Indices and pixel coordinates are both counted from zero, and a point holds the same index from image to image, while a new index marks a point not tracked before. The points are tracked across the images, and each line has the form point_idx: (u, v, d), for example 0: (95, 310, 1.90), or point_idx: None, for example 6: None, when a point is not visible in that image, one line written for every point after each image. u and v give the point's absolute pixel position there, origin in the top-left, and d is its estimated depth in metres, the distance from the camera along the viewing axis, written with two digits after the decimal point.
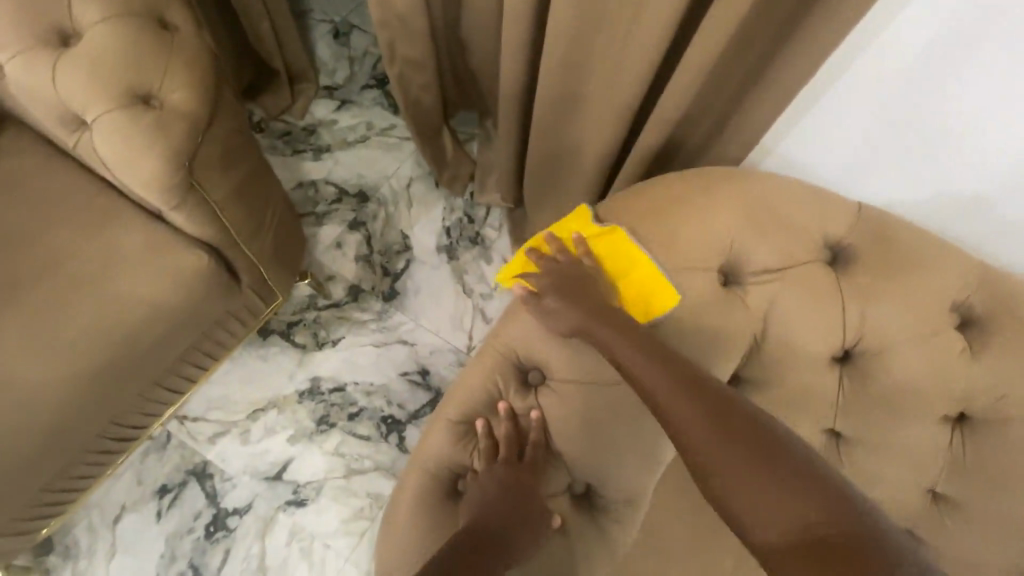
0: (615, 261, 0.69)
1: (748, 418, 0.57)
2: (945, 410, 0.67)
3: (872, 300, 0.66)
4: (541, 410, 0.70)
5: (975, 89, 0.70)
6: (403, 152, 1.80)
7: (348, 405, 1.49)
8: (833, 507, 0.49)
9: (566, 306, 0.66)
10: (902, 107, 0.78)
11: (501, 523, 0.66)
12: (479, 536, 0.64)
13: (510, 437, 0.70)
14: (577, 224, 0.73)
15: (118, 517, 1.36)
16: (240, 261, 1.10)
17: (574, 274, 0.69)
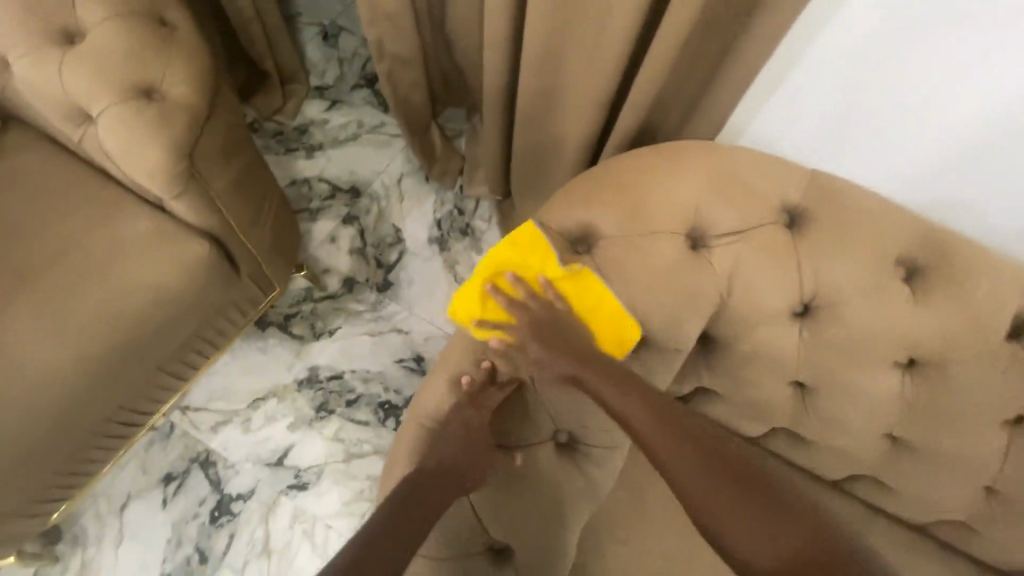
0: (585, 303, 0.73)
1: (722, 454, 0.67)
2: (895, 356, 0.73)
3: (826, 256, 0.72)
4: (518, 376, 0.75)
5: (920, 65, 0.78)
6: (393, 149, 1.85)
7: (346, 392, 1.54)
8: (803, 533, 0.62)
9: (550, 354, 0.71)
10: (852, 84, 0.85)
11: (455, 461, 0.70)
12: (434, 474, 0.69)
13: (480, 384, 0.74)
14: (537, 263, 0.73)
15: (124, 505, 1.40)
16: (239, 250, 1.15)
17: (547, 320, 0.73)
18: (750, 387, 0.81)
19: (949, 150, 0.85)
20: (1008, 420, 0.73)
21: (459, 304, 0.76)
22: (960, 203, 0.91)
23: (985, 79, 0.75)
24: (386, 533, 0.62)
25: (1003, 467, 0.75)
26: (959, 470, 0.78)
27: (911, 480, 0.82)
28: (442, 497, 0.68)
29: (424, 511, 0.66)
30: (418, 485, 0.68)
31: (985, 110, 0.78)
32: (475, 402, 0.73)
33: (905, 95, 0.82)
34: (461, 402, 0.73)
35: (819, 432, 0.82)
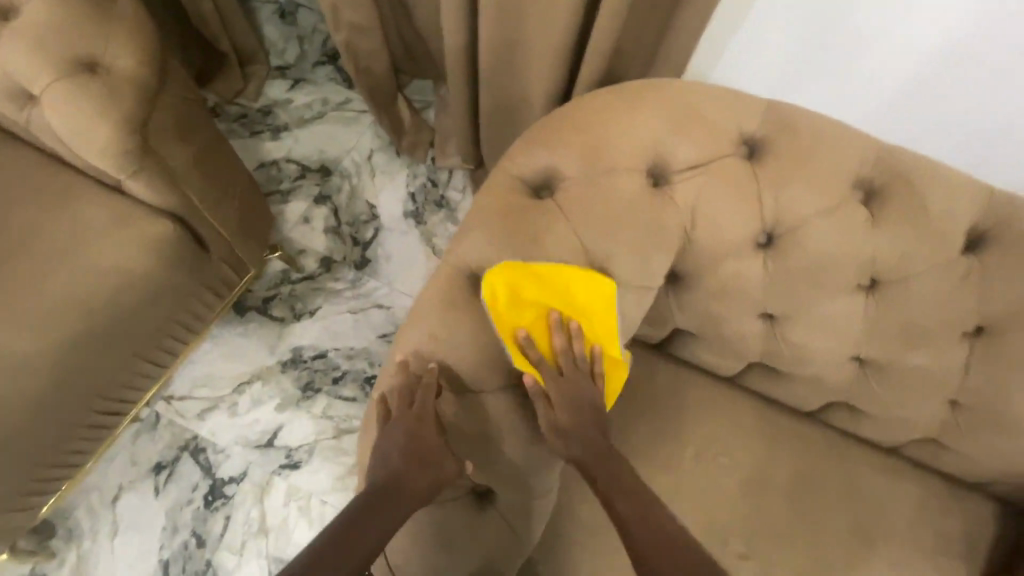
0: (612, 383, 0.74)
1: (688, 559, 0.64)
2: (857, 279, 0.75)
3: (785, 185, 0.73)
4: (440, 361, 0.71)
5: (917, 42, 0.81)
6: (362, 125, 1.82)
7: (331, 369, 1.54)
8: None
9: (571, 425, 0.69)
10: (816, 22, 0.85)
11: (421, 472, 0.66)
12: (399, 480, 0.66)
13: (409, 388, 0.70)
14: (601, 329, 0.73)
15: (117, 497, 1.40)
16: (206, 229, 1.13)
17: (582, 388, 0.71)
18: (719, 321, 0.82)
19: (909, 87, 0.87)
20: (967, 332, 0.76)
21: (510, 311, 0.70)
22: (922, 136, 0.93)
23: (981, 75, 0.81)
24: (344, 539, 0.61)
25: (965, 380, 0.78)
26: (926, 387, 0.80)
27: (880, 402, 0.84)
28: (405, 507, 0.65)
29: (394, 518, 0.64)
30: (388, 489, 0.65)
31: (947, 48, 0.80)
32: (419, 408, 0.68)
33: (870, 38, 0.84)
34: (399, 413, 0.68)
35: (790, 362, 0.84)
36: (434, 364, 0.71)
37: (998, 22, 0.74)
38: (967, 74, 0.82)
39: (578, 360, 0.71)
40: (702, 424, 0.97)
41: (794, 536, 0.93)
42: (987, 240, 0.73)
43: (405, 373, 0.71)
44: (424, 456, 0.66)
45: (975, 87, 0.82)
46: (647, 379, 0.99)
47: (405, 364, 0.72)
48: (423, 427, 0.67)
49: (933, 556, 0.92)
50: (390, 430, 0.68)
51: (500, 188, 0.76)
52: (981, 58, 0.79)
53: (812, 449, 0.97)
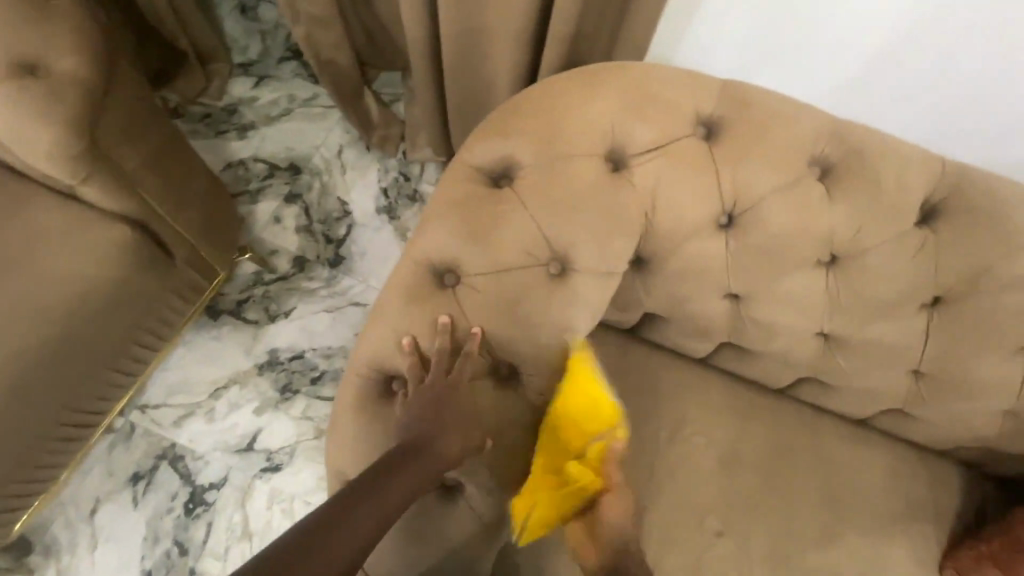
0: None
1: None
2: (817, 254, 0.76)
3: (742, 163, 0.73)
4: (480, 326, 0.72)
5: (908, 43, 0.82)
6: (330, 120, 1.79)
7: (309, 370, 1.52)
8: None
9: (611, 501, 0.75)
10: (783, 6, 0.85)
11: (422, 460, 0.67)
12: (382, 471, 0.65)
13: (447, 351, 0.71)
14: None
15: (94, 509, 1.38)
16: (167, 233, 1.10)
17: None
18: (685, 303, 0.83)
19: (870, 67, 0.88)
20: (925, 303, 0.77)
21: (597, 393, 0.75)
22: (885, 115, 0.94)
23: (970, 67, 0.82)
24: (320, 539, 0.59)
25: (926, 349, 0.79)
26: (888, 358, 0.81)
27: (846, 375, 0.85)
28: (390, 500, 0.64)
29: (375, 518, 0.63)
30: (367, 488, 0.64)
31: (907, 29, 0.81)
32: (454, 376, 0.71)
33: (830, 18, 0.84)
34: (432, 379, 0.70)
35: (756, 340, 0.85)
36: (475, 330, 0.71)
37: (1001, 24, 0.75)
38: (927, 53, 0.83)
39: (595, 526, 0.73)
40: (675, 406, 0.98)
41: (768, 511, 0.94)
42: (940, 212, 0.74)
43: (449, 333, 0.71)
44: (449, 424, 0.69)
45: (968, 80, 0.84)
46: (620, 364, 0.99)
47: (451, 322, 0.71)
48: (458, 397, 0.70)
49: (903, 523, 0.94)
50: (421, 395, 0.70)
51: (458, 178, 0.75)
52: (972, 54, 0.81)
53: (784, 424, 0.98)
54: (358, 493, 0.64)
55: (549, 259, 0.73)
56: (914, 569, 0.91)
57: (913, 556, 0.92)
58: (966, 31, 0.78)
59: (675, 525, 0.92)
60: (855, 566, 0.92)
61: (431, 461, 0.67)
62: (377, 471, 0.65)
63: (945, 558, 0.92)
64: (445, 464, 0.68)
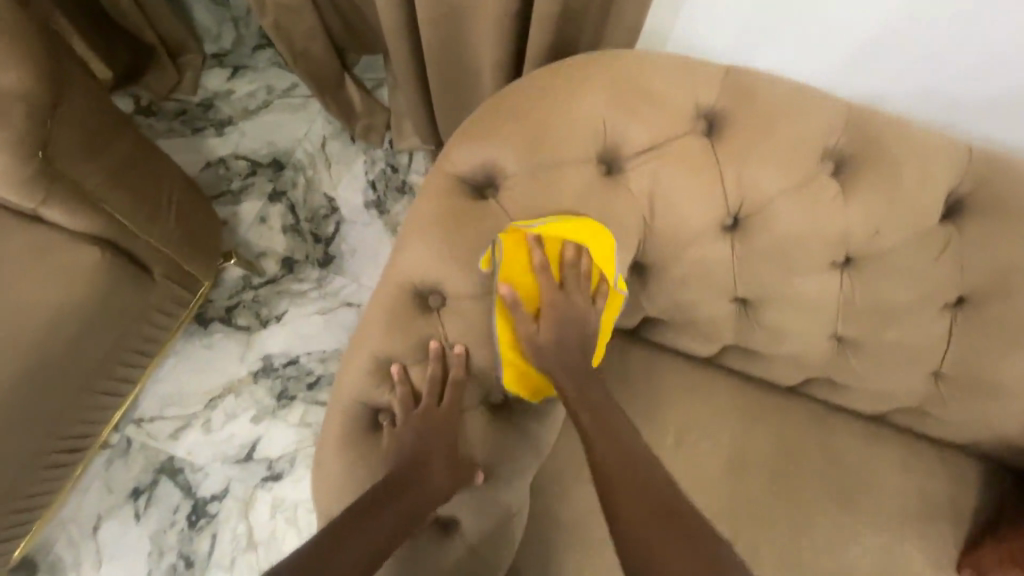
0: (514, 265, 0.65)
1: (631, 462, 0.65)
2: (831, 256, 0.70)
3: (748, 159, 0.67)
4: (465, 344, 0.67)
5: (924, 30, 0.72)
6: (311, 111, 1.71)
7: (305, 375, 1.49)
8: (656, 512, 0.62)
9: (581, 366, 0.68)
10: None
11: (409, 495, 0.63)
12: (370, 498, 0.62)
13: (439, 379, 0.67)
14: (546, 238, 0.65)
15: (97, 526, 1.36)
16: (141, 249, 1.05)
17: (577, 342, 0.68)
18: (689, 309, 0.78)
19: (878, 53, 0.77)
20: (948, 303, 0.72)
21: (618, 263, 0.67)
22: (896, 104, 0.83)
23: (992, 56, 0.71)
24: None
25: (948, 351, 0.74)
26: (905, 359, 0.76)
27: (859, 377, 0.81)
28: (381, 526, 0.61)
29: (362, 553, 0.59)
30: (349, 527, 0.60)
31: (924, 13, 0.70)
32: (448, 403, 0.67)
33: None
34: (424, 408, 0.66)
35: (765, 343, 0.80)
36: (460, 350, 0.67)
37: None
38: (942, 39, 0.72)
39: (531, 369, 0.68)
40: (681, 411, 0.94)
41: (779, 515, 0.91)
42: (965, 206, 0.68)
43: (442, 360, 0.67)
44: (437, 454, 0.65)
45: (991, 70, 0.73)
46: (622, 368, 0.95)
47: (441, 348, 0.67)
48: (448, 424, 0.67)
49: (919, 522, 0.91)
50: (410, 427, 0.66)
51: (438, 189, 0.69)
52: (994, 46, 0.70)
53: (795, 425, 0.95)
54: (341, 532, 0.59)
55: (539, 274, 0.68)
56: (930, 567, 0.89)
57: (930, 555, 0.90)
58: (998, 9, 0.66)
59: None
60: (869, 568, 0.89)
61: (417, 495, 0.64)
62: (361, 507, 0.61)
63: (963, 556, 0.89)
64: (433, 498, 0.64)
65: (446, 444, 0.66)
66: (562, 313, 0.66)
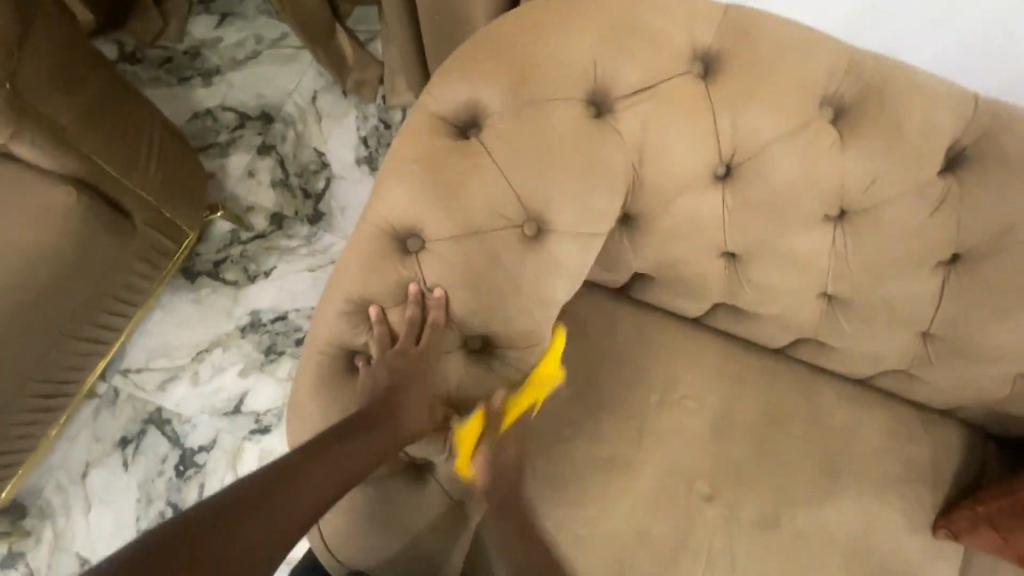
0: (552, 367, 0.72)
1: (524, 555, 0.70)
2: (824, 209, 0.68)
3: (742, 104, 0.64)
4: (445, 288, 0.65)
5: None
6: (301, 63, 1.66)
7: (293, 331, 1.48)
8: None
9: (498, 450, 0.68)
10: None
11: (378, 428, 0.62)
12: (345, 428, 0.62)
13: (418, 322, 0.65)
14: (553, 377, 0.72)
15: (86, 473, 1.37)
16: (121, 194, 1.03)
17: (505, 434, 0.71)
18: (675, 264, 0.76)
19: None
20: (941, 261, 0.70)
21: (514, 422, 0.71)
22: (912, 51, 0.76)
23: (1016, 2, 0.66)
24: (266, 502, 0.55)
25: (938, 310, 0.73)
26: (895, 319, 0.75)
27: (847, 337, 0.80)
28: (354, 459, 0.61)
29: (334, 482, 0.60)
30: (320, 453, 0.60)
31: None
32: (425, 346, 0.65)
33: None
34: (400, 348, 0.65)
35: (752, 300, 0.79)
36: (439, 293, 0.65)
37: None
38: None
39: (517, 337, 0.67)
40: (665, 370, 0.94)
41: (760, 474, 0.91)
42: (967, 159, 0.66)
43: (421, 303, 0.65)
44: (412, 397, 0.65)
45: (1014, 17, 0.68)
46: (608, 324, 0.95)
47: (419, 291, 0.65)
48: (425, 367, 0.65)
49: (899, 485, 0.91)
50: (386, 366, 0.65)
51: (419, 128, 0.66)
52: None
53: (781, 387, 0.94)
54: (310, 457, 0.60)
55: (523, 220, 0.64)
56: (906, 529, 0.90)
57: (906, 517, 0.90)
58: None
59: (662, 491, 0.89)
60: (846, 529, 0.89)
61: (386, 432, 0.63)
62: (331, 436, 0.62)
63: (940, 518, 0.90)
64: (403, 438, 0.64)
65: (421, 387, 0.65)
66: (542, 259, 0.65)
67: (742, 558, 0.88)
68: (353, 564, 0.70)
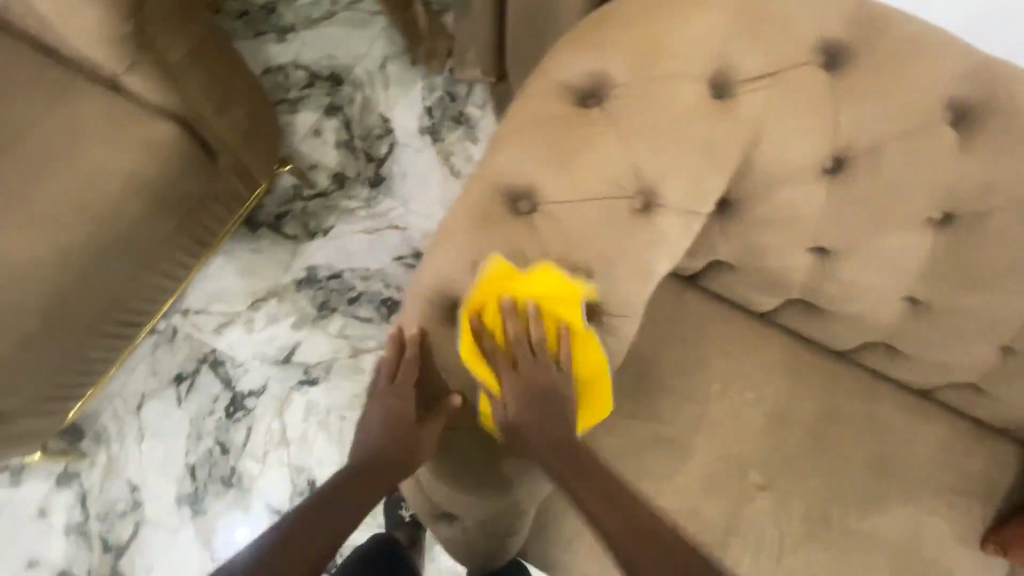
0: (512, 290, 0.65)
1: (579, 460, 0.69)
2: (927, 212, 0.70)
3: (864, 101, 0.65)
4: (555, 251, 0.66)
5: None
6: (374, 28, 1.67)
7: (346, 290, 1.51)
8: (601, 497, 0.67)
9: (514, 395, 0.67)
10: None
11: (383, 446, 0.70)
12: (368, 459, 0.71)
13: (393, 359, 0.69)
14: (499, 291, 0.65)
15: (141, 405, 1.43)
16: (213, 136, 1.06)
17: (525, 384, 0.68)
18: (764, 255, 0.78)
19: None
20: None
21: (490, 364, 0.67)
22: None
23: None
24: (319, 520, 0.68)
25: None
26: (978, 329, 0.76)
27: (924, 343, 0.81)
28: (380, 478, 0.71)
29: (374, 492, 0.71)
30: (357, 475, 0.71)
31: None
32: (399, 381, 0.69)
33: None
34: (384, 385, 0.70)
35: (834, 296, 0.80)
36: (416, 332, 0.67)
37: None
38: None
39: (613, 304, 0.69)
40: (730, 358, 0.95)
41: (815, 470, 0.93)
42: None
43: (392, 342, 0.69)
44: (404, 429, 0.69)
45: None
46: (676, 309, 0.97)
47: (398, 333, 0.69)
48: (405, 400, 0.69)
49: (951, 497, 0.92)
50: (377, 401, 0.71)
51: (542, 92, 0.67)
52: None
53: (842, 389, 0.95)
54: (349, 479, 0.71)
55: (634, 192, 0.66)
56: (955, 539, 0.91)
57: (956, 527, 0.91)
58: None
59: (716, 476, 0.91)
60: (895, 533, 0.91)
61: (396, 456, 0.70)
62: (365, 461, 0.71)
63: (988, 532, 0.91)
64: (404, 461, 0.70)
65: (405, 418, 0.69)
66: (650, 229, 0.67)
67: (790, 549, 0.90)
68: (443, 506, 0.76)
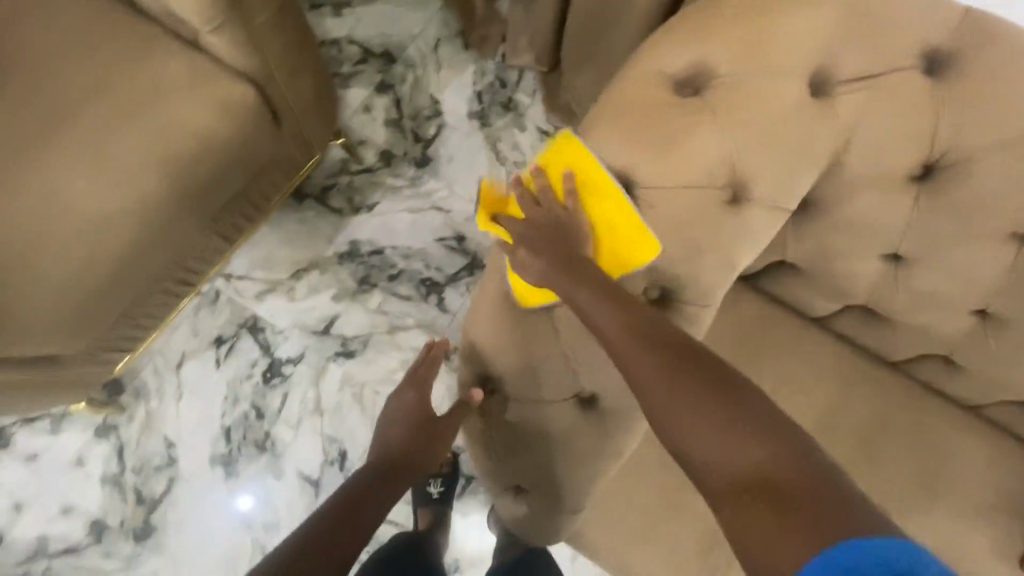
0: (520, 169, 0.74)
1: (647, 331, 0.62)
2: (1014, 227, 0.69)
3: (963, 111, 0.65)
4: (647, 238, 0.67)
5: None
6: (430, 9, 1.67)
7: (388, 267, 1.53)
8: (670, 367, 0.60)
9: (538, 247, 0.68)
10: None
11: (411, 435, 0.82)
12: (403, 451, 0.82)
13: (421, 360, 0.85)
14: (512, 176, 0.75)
15: (181, 364, 1.45)
16: (280, 101, 1.07)
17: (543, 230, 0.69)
18: (834, 257, 0.79)
19: None
20: None
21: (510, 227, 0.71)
22: None
23: None
24: (368, 495, 0.75)
25: None
26: None
27: (986, 358, 0.81)
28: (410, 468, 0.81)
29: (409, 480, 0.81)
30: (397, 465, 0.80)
31: None
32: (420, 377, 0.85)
33: None
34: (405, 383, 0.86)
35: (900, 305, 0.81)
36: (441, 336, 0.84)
37: None
38: None
39: (689, 293, 0.70)
40: (784, 360, 0.96)
41: (859, 476, 0.93)
42: None
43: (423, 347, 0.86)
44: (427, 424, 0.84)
45: None
46: (733, 307, 0.97)
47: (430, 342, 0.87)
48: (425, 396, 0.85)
49: (996, 515, 0.92)
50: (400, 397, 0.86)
51: (641, 79, 0.68)
52: None
53: (893, 400, 0.96)
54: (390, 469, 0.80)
55: (724, 184, 0.67)
56: (998, 558, 0.91)
57: (999, 546, 0.91)
58: None
59: None
60: (936, 546, 0.91)
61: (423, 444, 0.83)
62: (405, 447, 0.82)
63: None
64: (423, 450, 0.83)
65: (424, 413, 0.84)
66: (737, 222, 0.68)
67: None
68: (513, 480, 0.82)
